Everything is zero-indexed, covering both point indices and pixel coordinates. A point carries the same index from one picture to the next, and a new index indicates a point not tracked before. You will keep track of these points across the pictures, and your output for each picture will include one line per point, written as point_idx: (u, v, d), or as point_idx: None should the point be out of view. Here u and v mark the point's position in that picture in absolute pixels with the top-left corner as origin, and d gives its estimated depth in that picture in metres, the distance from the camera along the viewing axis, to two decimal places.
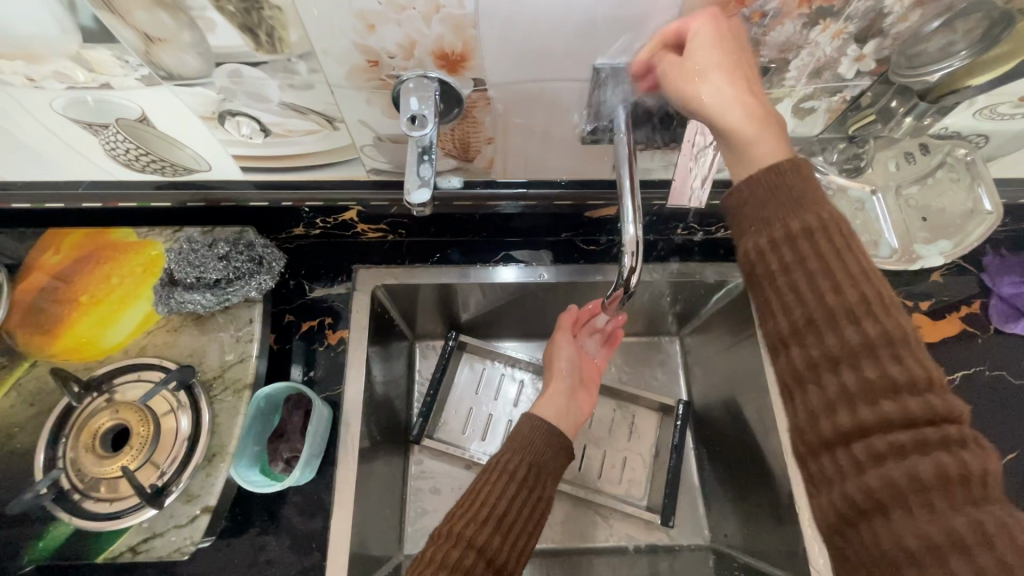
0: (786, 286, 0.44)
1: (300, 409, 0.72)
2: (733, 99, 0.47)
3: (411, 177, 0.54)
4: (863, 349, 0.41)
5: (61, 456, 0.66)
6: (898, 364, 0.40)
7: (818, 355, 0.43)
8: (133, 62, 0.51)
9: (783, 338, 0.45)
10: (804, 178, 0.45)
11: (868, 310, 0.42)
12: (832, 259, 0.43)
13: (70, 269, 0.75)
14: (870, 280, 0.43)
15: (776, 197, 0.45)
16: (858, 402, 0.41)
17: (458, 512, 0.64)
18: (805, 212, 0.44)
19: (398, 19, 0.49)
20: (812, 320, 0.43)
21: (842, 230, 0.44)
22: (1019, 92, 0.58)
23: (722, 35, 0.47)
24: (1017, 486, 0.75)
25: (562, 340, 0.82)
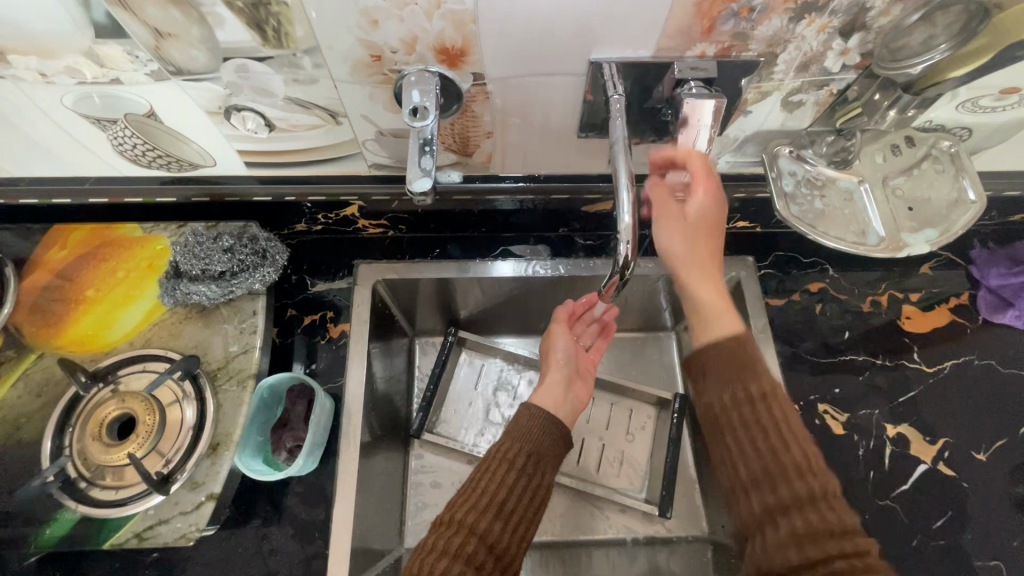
0: (742, 436, 0.54)
1: (303, 399, 0.73)
2: (704, 281, 0.62)
3: (413, 168, 0.55)
4: (802, 500, 0.49)
5: (67, 445, 0.66)
6: (831, 510, 0.48)
7: (770, 500, 0.51)
8: (143, 57, 0.53)
9: (742, 482, 0.53)
10: (751, 354, 0.57)
11: (803, 468, 0.51)
12: (772, 419, 0.54)
13: (77, 263, 0.76)
14: (805, 442, 0.53)
15: (730, 365, 0.57)
16: (804, 540, 0.47)
17: (459, 500, 0.65)
18: (751, 379, 0.55)
19: (400, 15, 0.51)
20: (757, 471, 0.52)
21: (782, 399, 0.55)
22: (998, 85, 0.60)
23: (702, 227, 0.62)
24: (1007, 473, 0.76)
25: (559, 332, 0.84)
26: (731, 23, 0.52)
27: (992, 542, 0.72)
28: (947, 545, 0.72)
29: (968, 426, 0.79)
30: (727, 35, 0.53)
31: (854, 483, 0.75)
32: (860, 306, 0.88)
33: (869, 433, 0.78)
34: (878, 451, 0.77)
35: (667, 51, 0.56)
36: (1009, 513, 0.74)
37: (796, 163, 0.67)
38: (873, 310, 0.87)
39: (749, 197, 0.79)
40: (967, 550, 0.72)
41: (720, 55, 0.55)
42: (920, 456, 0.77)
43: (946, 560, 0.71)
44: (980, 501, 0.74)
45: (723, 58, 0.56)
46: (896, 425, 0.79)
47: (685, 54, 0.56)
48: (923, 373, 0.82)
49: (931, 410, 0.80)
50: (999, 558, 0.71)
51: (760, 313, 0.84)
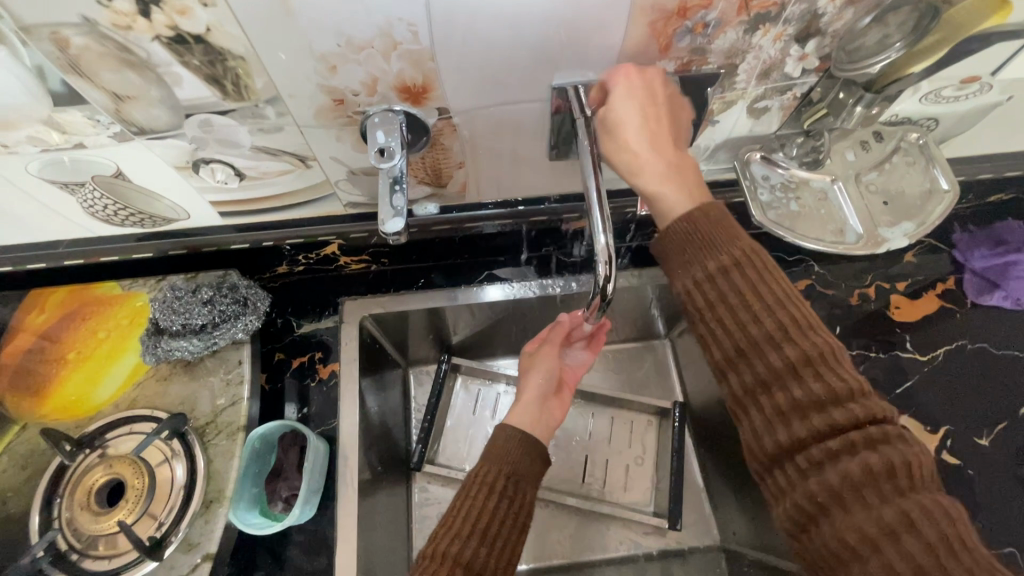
0: (716, 322, 0.52)
1: (296, 446, 0.71)
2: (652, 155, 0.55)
3: (385, 207, 0.54)
4: (785, 373, 0.48)
5: (56, 517, 0.65)
6: (819, 380, 0.46)
7: (753, 379, 0.50)
8: (104, 121, 0.53)
9: (725, 363, 0.52)
10: (709, 217, 0.53)
11: (781, 335, 0.48)
12: (750, 295, 0.50)
13: (57, 327, 0.75)
14: (789, 309, 0.49)
15: (695, 245, 0.53)
16: (793, 418, 0.47)
17: (442, 530, 0.63)
18: (722, 249, 0.52)
19: (358, 59, 0.50)
20: (735, 356, 0.51)
21: (755, 262, 0.51)
22: (958, 76, 0.61)
23: (637, 97, 0.54)
24: (1012, 456, 0.76)
25: (543, 355, 0.81)
26: (688, 40, 0.52)
27: (1004, 528, 0.72)
28: None
29: (967, 411, 0.79)
30: (684, 51, 0.53)
31: None
32: (849, 300, 0.87)
33: None
34: None
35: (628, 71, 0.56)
36: (1016, 496, 0.73)
37: (769, 167, 0.67)
38: (862, 303, 0.87)
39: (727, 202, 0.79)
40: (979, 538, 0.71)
41: (681, 69, 0.56)
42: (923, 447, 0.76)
43: None
44: (987, 487, 0.74)
45: (684, 73, 0.56)
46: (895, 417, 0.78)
47: None
48: (917, 362, 0.82)
49: (929, 398, 0.80)
50: (1012, 544, 0.71)
51: None
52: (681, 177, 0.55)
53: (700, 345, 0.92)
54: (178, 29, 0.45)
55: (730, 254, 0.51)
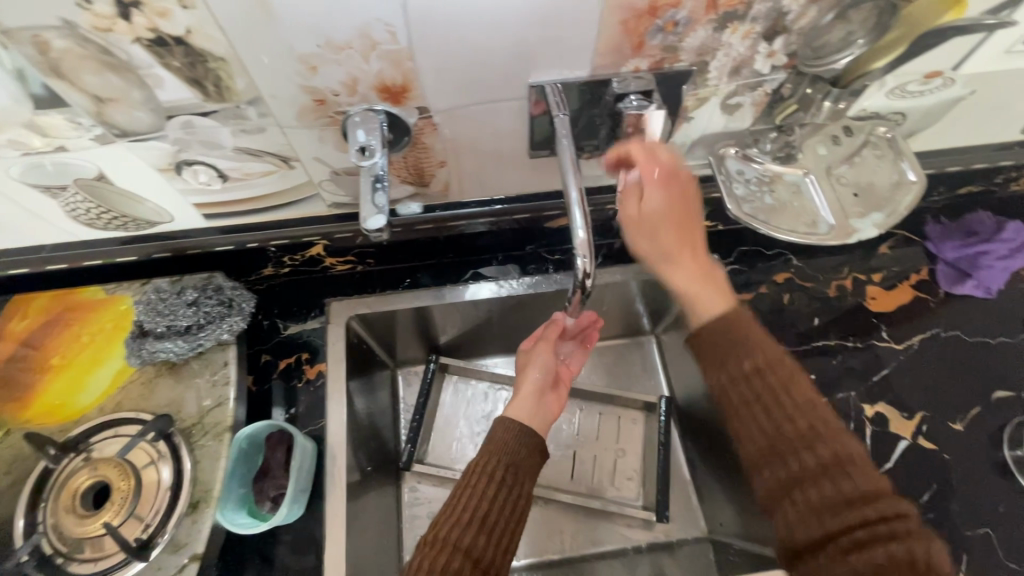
0: (750, 417, 0.54)
1: (282, 445, 0.72)
2: (684, 258, 0.60)
3: (367, 205, 0.55)
4: (816, 471, 0.50)
5: (41, 521, 0.64)
6: (850, 479, 0.49)
7: (785, 475, 0.52)
8: (86, 124, 0.53)
9: (757, 456, 0.54)
10: (743, 323, 0.56)
11: (810, 435, 0.52)
12: (781, 396, 0.54)
13: (40, 333, 0.74)
14: (817, 411, 0.53)
15: (726, 347, 0.56)
16: (824, 514, 0.49)
17: (440, 519, 0.63)
18: (752, 352, 0.55)
19: (338, 59, 0.51)
20: (765, 450, 0.53)
21: (786, 367, 0.55)
22: (921, 71, 0.63)
23: (670, 186, 0.59)
24: (985, 440, 0.78)
25: (537, 353, 0.82)
26: (660, 38, 0.54)
27: (979, 510, 0.74)
28: (936, 518, 0.73)
29: (942, 397, 0.81)
30: (657, 49, 0.55)
31: None
32: (827, 292, 0.89)
33: (848, 414, 0.80)
34: (858, 432, 0.78)
35: (603, 69, 0.57)
36: (990, 479, 0.75)
37: (744, 163, 0.69)
38: (839, 295, 0.89)
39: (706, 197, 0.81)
40: (955, 520, 0.73)
41: (654, 67, 0.57)
42: (900, 433, 0.78)
43: (937, 534, 0.72)
44: (962, 470, 0.76)
45: (658, 70, 0.58)
46: (873, 404, 0.80)
47: (620, 70, 0.58)
48: (893, 351, 0.84)
49: (905, 386, 0.82)
50: (987, 524, 0.73)
51: None
52: (710, 285, 0.60)
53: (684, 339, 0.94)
54: (158, 31, 0.46)
55: (763, 355, 0.55)
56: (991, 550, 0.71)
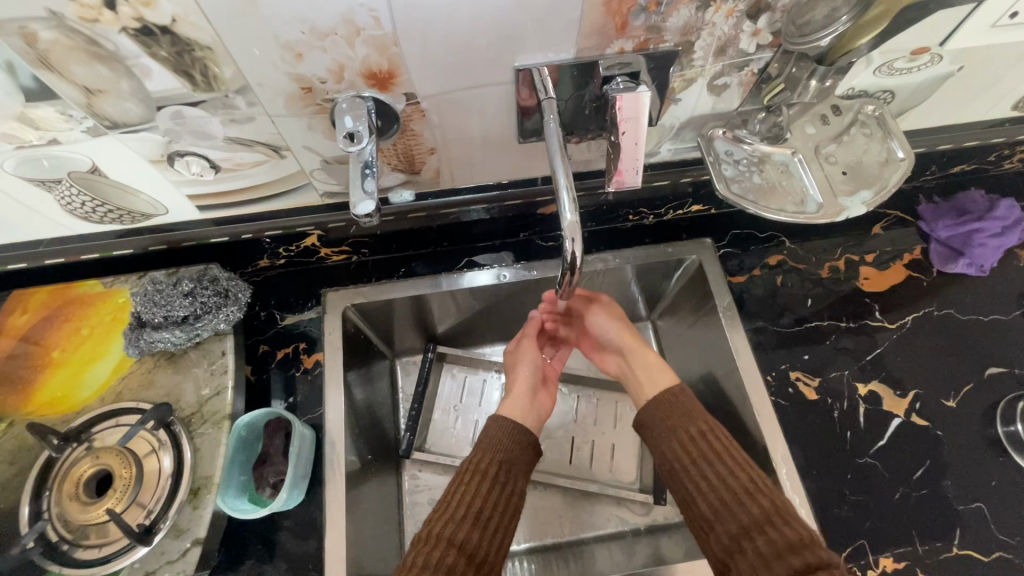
0: (698, 478, 0.62)
1: (281, 432, 0.73)
2: (642, 355, 0.79)
3: (355, 191, 0.56)
4: (760, 521, 0.56)
5: (45, 509, 0.66)
6: (789, 525, 0.54)
7: (734, 529, 0.57)
8: (77, 115, 0.54)
9: (708, 518, 0.60)
10: (686, 399, 0.70)
11: (751, 488, 0.59)
12: (722, 460, 0.62)
13: (40, 326, 0.75)
14: (754, 472, 0.61)
15: (672, 422, 0.68)
16: (771, 560, 0.53)
17: (436, 515, 0.65)
18: (694, 423, 0.67)
19: (323, 46, 0.52)
20: (714, 508, 0.59)
21: (723, 436, 0.65)
22: (907, 47, 0.63)
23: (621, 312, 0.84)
24: (978, 416, 0.78)
25: (526, 350, 0.85)
26: (643, 18, 0.54)
27: (972, 485, 0.74)
28: (929, 494, 0.74)
29: (935, 375, 0.81)
30: (641, 29, 0.55)
31: (833, 445, 0.77)
32: (820, 273, 0.90)
33: (842, 394, 0.80)
34: (852, 411, 0.79)
35: (589, 51, 0.58)
36: (983, 454, 0.76)
37: (733, 144, 0.70)
38: (833, 276, 0.90)
39: (697, 180, 0.81)
40: (949, 496, 0.74)
41: (639, 48, 0.58)
42: (893, 411, 0.79)
43: (930, 510, 0.73)
44: (956, 447, 0.76)
45: (643, 51, 0.58)
46: (866, 383, 0.81)
47: (605, 51, 0.58)
48: (887, 330, 0.85)
49: (899, 365, 0.82)
50: (980, 499, 0.73)
51: (724, 292, 0.85)
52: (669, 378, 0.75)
53: (679, 324, 0.94)
54: (144, 20, 0.46)
55: (703, 424, 0.66)
56: (984, 525, 0.72)
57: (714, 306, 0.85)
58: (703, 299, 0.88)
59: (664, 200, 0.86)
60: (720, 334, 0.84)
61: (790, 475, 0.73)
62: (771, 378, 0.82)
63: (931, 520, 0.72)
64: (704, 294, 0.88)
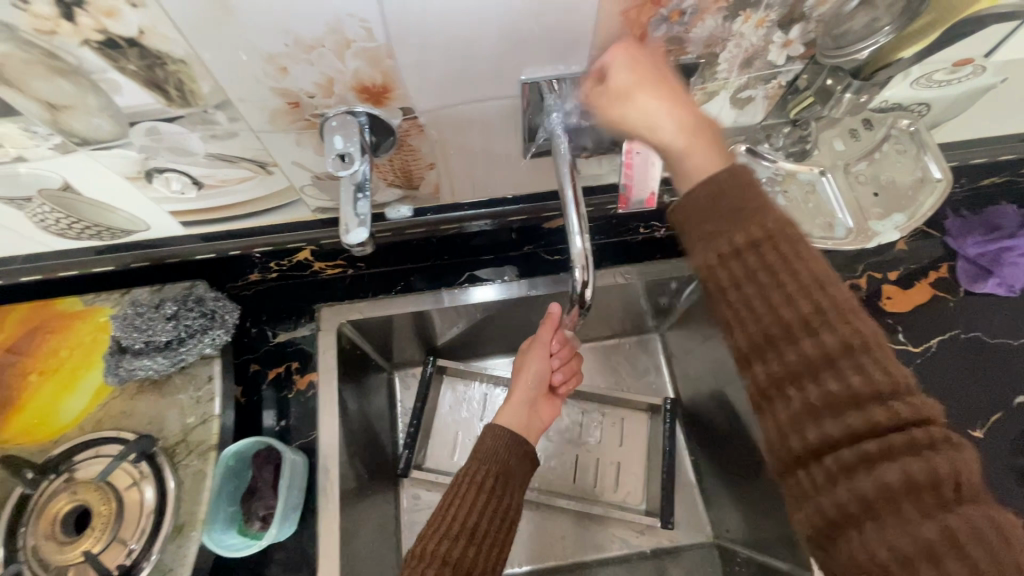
0: (738, 301, 0.46)
1: (270, 463, 0.68)
2: (659, 103, 0.49)
3: (348, 214, 0.51)
4: (818, 363, 0.42)
5: (21, 547, 0.62)
6: (858, 374, 0.41)
7: (779, 372, 0.44)
8: (42, 132, 0.49)
9: (745, 354, 0.47)
10: (733, 183, 0.47)
11: (822, 316, 0.43)
12: (782, 253, 0.45)
13: (17, 347, 0.71)
14: (825, 289, 0.43)
15: (724, 206, 0.47)
16: (824, 416, 0.42)
17: (429, 530, 0.61)
18: (742, 225, 0.46)
19: (309, 59, 0.47)
20: (759, 341, 0.45)
21: (788, 236, 0.45)
22: (951, 59, 0.58)
23: (637, 59, 0.49)
24: (1005, 446, 0.74)
25: (532, 356, 0.78)
26: (664, 29, 0.49)
27: None
28: None
29: (961, 402, 0.77)
30: (661, 40, 0.50)
31: None
32: None
33: None
34: None
35: None
36: (1011, 488, 0.72)
37: (754, 160, 0.64)
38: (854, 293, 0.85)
39: None
40: None
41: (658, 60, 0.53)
42: None
43: None
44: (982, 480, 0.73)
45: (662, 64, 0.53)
46: None
47: None
48: (911, 354, 0.80)
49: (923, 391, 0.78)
50: None
51: None
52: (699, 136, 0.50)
53: (692, 338, 0.90)
54: (107, 32, 0.41)
55: (758, 227, 0.45)
56: None
57: None
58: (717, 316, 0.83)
59: None
60: None
61: None
62: None
63: None
64: None
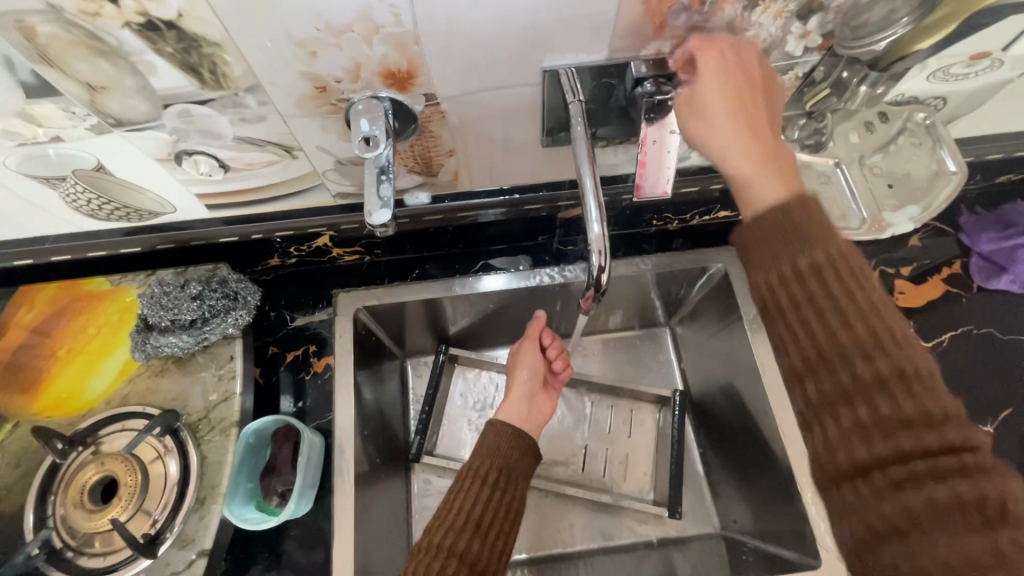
0: (796, 321, 0.47)
1: (289, 441, 0.71)
2: (728, 118, 0.50)
3: (371, 197, 0.52)
4: (872, 386, 0.44)
5: (50, 515, 0.64)
6: (912, 399, 0.42)
7: (832, 389, 0.46)
8: (80, 113, 0.51)
9: (797, 370, 0.48)
10: (810, 209, 0.47)
11: (878, 343, 0.44)
12: (846, 279, 0.45)
13: (46, 324, 0.73)
14: (883, 315, 0.45)
15: (782, 228, 0.47)
16: (874, 436, 0.44)
17: (434, 523, 0.63)
18: (805, 250, 0.46)
19: (339, 43, 0.48)
20: (813, 359, 0.47)
21: (851, 263, 0.45)
22: (968, 52, 0.58)
23: (727, 63, 0.50)
24: (1016, 441, 0.75)
25: (524, 352, 0.82)
26: (684, 17, 0.50)
27: None
28: None
29: (972, 398, 0.77)
30: (681, 30, 0.51)
31: None
32: None
33: None
34: None
35: (622, 52, 0.54)
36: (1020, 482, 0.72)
37: None
38: None
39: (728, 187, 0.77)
40: None
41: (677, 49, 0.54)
42: None
43: None
44: None
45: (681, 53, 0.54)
46: None
47: (640, 53, 0.54)
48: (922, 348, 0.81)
49: None
50: None
51: (751, 303, 0.82)
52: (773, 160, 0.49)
53: (705, 330, 0.91)
54: (148, 15, 0.43)
55: (823, 250, 0.46)
56: None
57: (740, 318, 0.81)
58: (728, 308, 0.84)
59: (690, 205, 0.82)
60: (746, 346, 0.81)
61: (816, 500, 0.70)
62: None
63: None
64: (729, 304, 0.84)
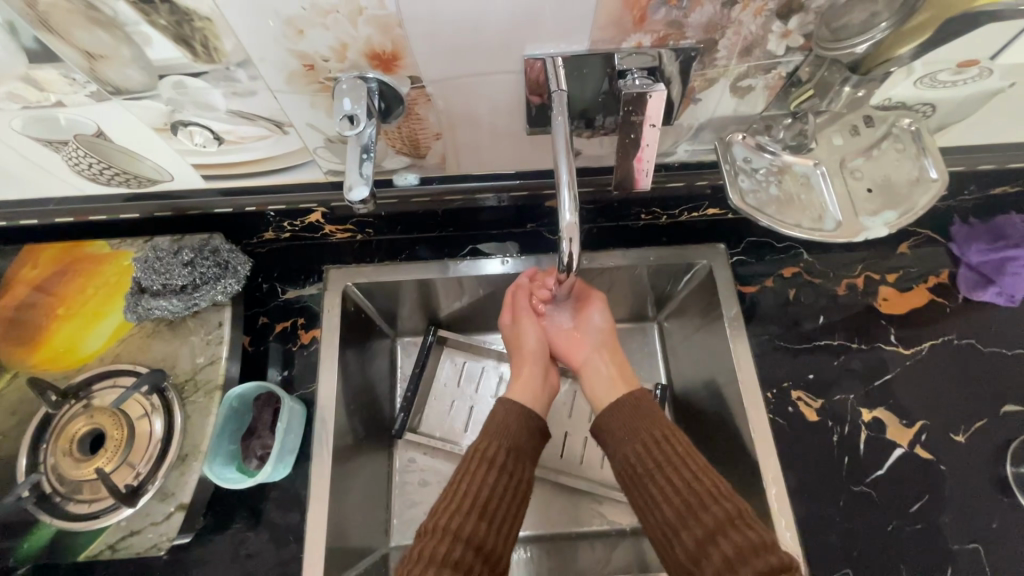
0: (661, 491, 0.62)
1: (271, 406, 0.74)
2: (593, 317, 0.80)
3: (353, 174, 0.54)
4: (723, 522, 0.57)
5: (42, 462, 0.68)
6: (747, 527, 0.56)
7: (699, 534, 0.58)
8: (80, 79, 0.53)
9: (672, 532, 0.60)
10: (645, 402, 0.70)
11: (715, 489, 0.60)
12: (686, 458, 0.63)
13: (49, 282, 0.77)
14: (728, 500, 0.59)
15: (632, 424, 0.68)
16: (735, 564, 0.54)
17: (441, 506, 0.64)
18: (650, 426, 0.67)
19: (324, 23, 0.50)
20: (677, 514, 0.60)
21: (689, 458, 0.63)
22: (954, 59, 0.58)
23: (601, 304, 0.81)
24: (987, 452, 0.75)
25: (527, 325, 0.79)
26: (663, 12, 0.51)
27: (972, 524, 0.71)
28: (923, 529, 0.71)
29: (947, 407, 0.78)
30: (660, 24, 0.52)
31: (828, 468, 0.75)
32: (836, 290, 0.86)
33: (844, 417, 0.77)
34: (852, 436, 0.76)
35: (603, 43, 0.55)
36: (987, 492, 0.73)
37: (753, 151, 0.66)
38: (850, 293, 0.85)
39: (716, 184, 0.78)
40: (944, 533, 0.71)
41: (658, 44, 0.54)
42: (896, 440, 0.76)
43: (923, 545, 0.70)
44: (959, 483, 0.73)
45: (662, 47, 0.55)
46: (872, 409, 0.78)
47: (622, 45, 0.55)
48: (901, 356, 0.81)
49: (909, 392, 0.79)
50: (977, 540, 0.70)
51: (733, 302, 0.82)
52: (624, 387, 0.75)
53: (687, 326, 0.91)
54: None
55: (659, 431, 0.66)
56: (978, 566, 0.69)
57: (721, 315, 0.82)
58: (710, 305, 0.85)
59: (679, 201, 0.83)
60: (724, 343, 0.81)
61: (778, 495, 0.71)
62: (771, 394, 0.80)
63: (922, 556, 0.70)
64: (711, 301, 0.85)
